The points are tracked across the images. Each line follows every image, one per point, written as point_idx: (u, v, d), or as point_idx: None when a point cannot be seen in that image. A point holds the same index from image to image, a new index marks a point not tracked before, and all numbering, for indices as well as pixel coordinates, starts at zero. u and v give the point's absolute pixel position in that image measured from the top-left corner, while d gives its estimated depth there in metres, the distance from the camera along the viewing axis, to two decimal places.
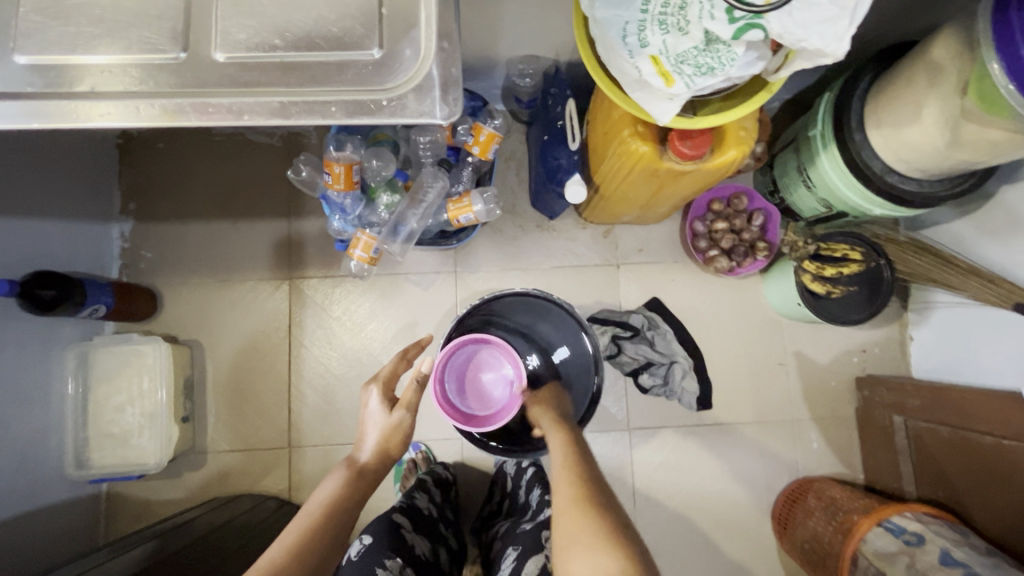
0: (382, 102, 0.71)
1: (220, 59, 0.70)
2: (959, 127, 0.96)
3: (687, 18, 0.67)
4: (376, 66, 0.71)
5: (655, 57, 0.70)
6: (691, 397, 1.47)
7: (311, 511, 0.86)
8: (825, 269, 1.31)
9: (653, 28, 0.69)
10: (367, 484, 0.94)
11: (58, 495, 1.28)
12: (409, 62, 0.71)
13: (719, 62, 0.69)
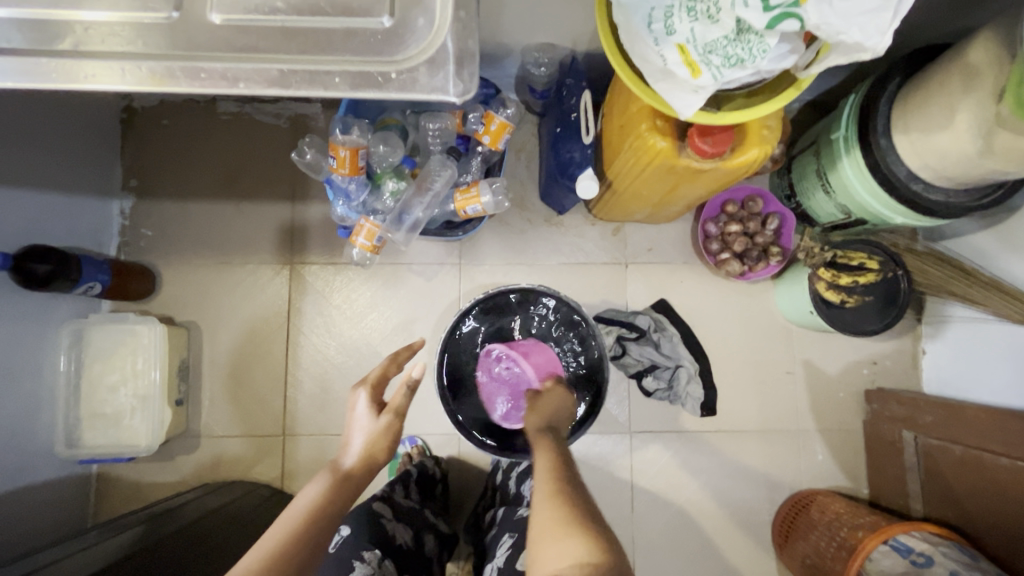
0: (391, 76, 0.67)
1: (214, 19, 0.67)
2: (992, 135, 0.92)
3: (718, 5, 0.63)
4: (386, 37, 0.68)
5: (682, 46, 0.66)
6: (696, 403, 1.41)
7: (288, 520, 0.82)
8: (840, 277, 1.28)
9: (681, 14, 0.65)
10: (352, 489, 0.89)
11: (47, 474, 1.25)
12: (422, 33, 0.68)
13: (750, 54, 0.64)
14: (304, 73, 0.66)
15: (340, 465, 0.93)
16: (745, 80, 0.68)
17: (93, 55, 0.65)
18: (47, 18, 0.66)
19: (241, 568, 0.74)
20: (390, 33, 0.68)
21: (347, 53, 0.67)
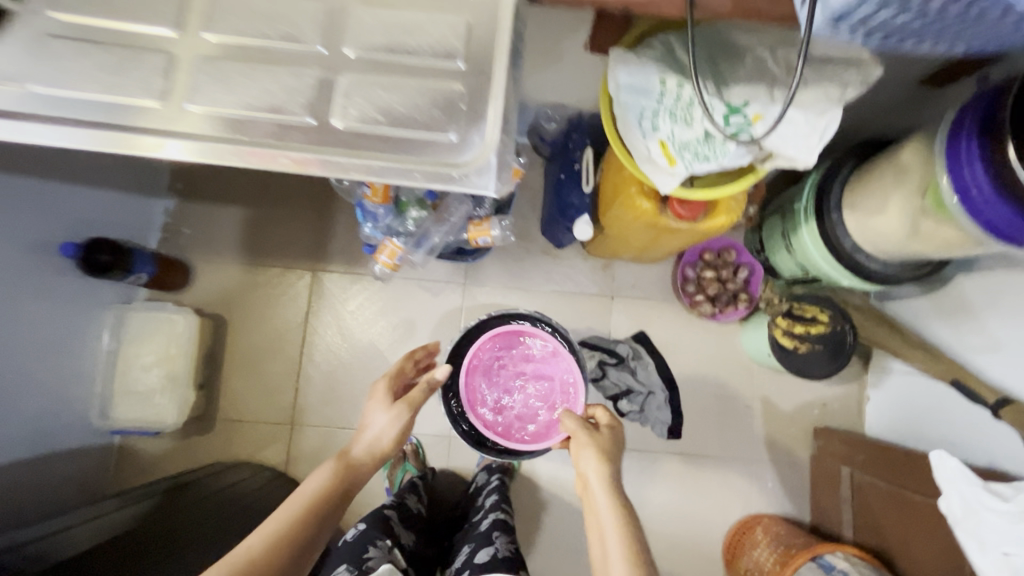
0: (453, 177, 0.74)
1: (338, 125, 0.73)
2: (918, 222, 1.11)
3: (692, 114, 0.83)
4: (448, 147, 0.74)
5: (663, 140, 0.86)
6: (663, 426, 1.60)
7: (303, 499, 0.98)
8: (795, 326, 1.46)
9: (664, 118, 0.86)
10: (357, 475, 1.06)
11: (79, 441, 1.40)
12: (477, 145, 0.74)
13: (713, 153, 0.84)
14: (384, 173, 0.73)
15: (350, 451, 1.08)
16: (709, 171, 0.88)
17: (188, 130, 0.71)
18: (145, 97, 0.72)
19: (262, 536, 0.90)
20: (453, 146, 0.74)
21: (412, 159, 0.73)
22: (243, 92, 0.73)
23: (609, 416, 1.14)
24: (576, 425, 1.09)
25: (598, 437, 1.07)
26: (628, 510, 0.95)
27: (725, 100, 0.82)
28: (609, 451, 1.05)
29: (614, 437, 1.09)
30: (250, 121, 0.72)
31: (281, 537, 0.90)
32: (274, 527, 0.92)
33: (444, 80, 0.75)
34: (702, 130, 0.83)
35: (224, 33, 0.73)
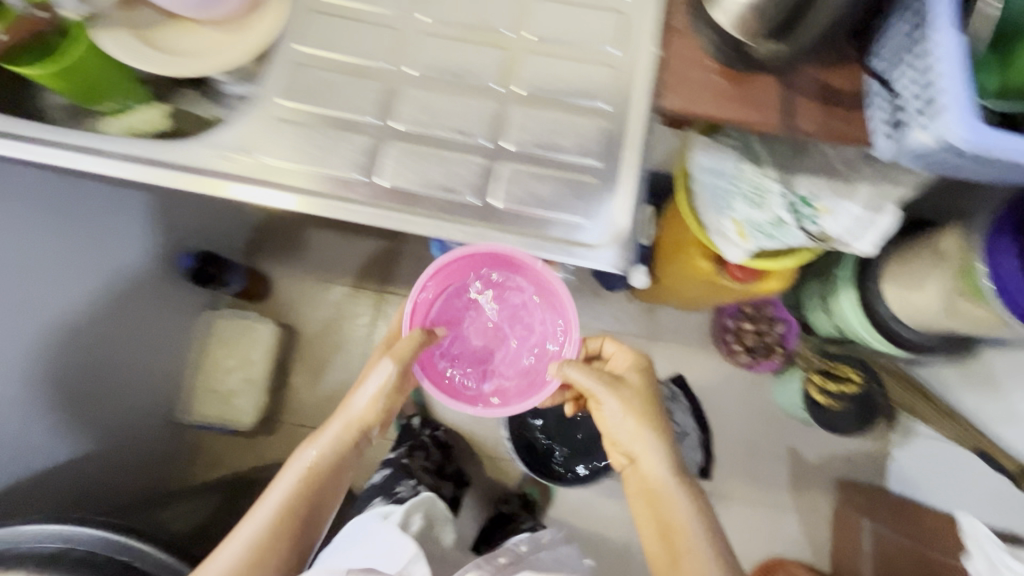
0: (586, 252, 0.85)
1: (475, 200, 0.87)
2: (952, 300, 1.20)
3: (765, 200, 0.96)
4: (581, 226, 0.86)
5: (736, 219, 0.99)
6: (694, 465, 1.69)
7: (279, 493, 0.94)
8: (829, 384, 1.55)
9: (738, 199, 0.98)
10: (344, 450, 0.99)
11: (163, 432, 1.53)
12: (607, 225, 0.86)
13: (780, 235, 0.96)
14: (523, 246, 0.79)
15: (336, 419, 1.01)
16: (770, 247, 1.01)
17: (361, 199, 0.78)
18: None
19: (240, 543, 0.89)
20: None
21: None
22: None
23: (634, 359, 1.09)
24: (606, 379, 1.03)
25: (622, 398, 1.02)
26: (686, 478, 0.99)
27: (795, 192, 0.94)
28: (643, 413, 1.02)
29: (643, 393, 1.05)
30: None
31: (259, 541, 0.89)
32: (251, 526, 0.90)
33: None
34: (773, 215, 0.95)
35: None
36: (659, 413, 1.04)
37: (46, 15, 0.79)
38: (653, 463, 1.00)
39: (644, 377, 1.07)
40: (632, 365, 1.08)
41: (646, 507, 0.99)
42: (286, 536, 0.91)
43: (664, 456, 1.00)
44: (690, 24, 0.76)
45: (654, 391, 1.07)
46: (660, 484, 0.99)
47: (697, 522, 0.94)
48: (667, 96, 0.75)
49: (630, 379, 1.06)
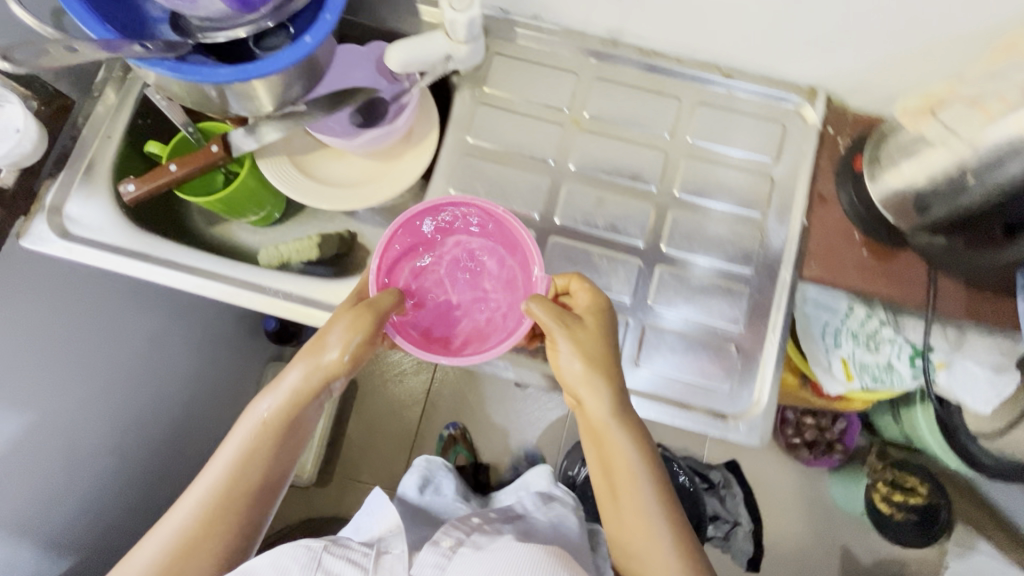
0: (731, 424, 0.70)
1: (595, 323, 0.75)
2: None
3: (878, 345, 0.94)
4: (725, 394, 0.70)
5: (844, 357, 0.97)
6: (745, 557, 1.64)
7: (239, 446, 0.63)
8: (894, 494, 1.58)
9: (846, 339, 0.96)
10: (303, 407, 0.64)
11: None
12: (751, 395, 0.70)
13: (891, 380, 0.95)
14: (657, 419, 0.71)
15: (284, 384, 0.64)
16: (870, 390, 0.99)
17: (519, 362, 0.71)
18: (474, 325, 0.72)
19: (183, 514, 0.61)
20: (726, 398, 0.70)
21: (683, 410, 0.70)
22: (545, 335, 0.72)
23: (596, 290, 0.68)
24: (558, 322, 0.65)
25: (589, 321, 0.66)
26: (634, 415, 0.66)
27: (911, 342, 0.92)
28: (599, 352, 0.65)
29: (602, 321, 0.66)
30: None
31: (200, 521, 0.61)
32: (193, 502, 0.61)
33: (728, 340, 0.72)
34: (886, 361, 0.94)
35: None
36: (610, 338, 0.67)
37: (245, 144, 0.72)
38: (592, 401, 0.65)
39: (601, 316, 0.66)
40: (585, 300, 0.67)
41: (598, 438, 0.67)
42: (252, 486, 0.63)
43: (621, 412, 0.65)
44: (843, 196, 0.75)
45: (605, 311, 0.67)
46: (613, 433, 0.65)
47: (650, 494, 0.65)
48: (810, 266, 0.74)
49: (587, 323, 0.66)
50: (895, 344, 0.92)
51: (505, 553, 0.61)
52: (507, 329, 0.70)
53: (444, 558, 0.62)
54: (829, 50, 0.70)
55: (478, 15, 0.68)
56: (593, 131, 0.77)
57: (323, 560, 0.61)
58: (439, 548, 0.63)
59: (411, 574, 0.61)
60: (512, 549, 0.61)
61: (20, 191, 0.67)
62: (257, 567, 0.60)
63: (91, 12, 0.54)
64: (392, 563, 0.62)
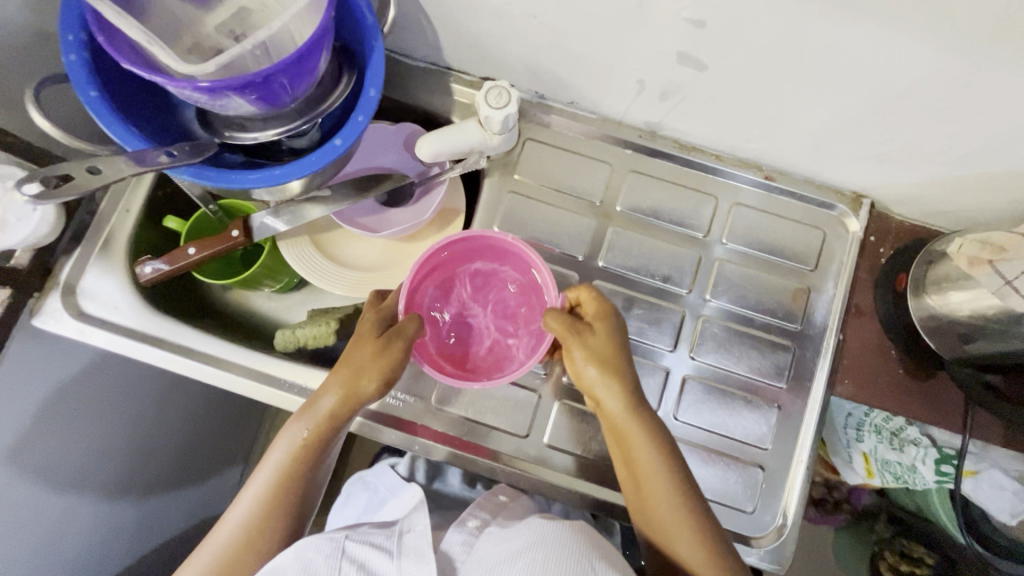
0: (745, 551, 0.68)
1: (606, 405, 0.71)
2: None
3: (903, 445, 0.91)
4: (742, 519, 0.69)
5: (865, 453, 0.94)
6: None
7: (271, 470, 0.61)
8: None
9: (871, 434, 0.93)
10: (336, 429, 0.62)
11: None
12: (768, 522, 0.69)
13: (913, 482, 0.92)
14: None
15: (317, 406, 0.61)
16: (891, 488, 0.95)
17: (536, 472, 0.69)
18: (491, 427, 0.71)
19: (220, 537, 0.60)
20: (750, 521, 0.69)
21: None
22: (563, 442, 0.70)
23: (604, 297, 0.66)
24: (565, 328, 0.63)
25: (599, 325, 0.64)
26: (648, 408, 0.61)
27: (939, 447, 0.88)
28: (611, 353, 0.62)
29: (612, 324, 0.64)
30: (580, 467, 0.70)
31: (236, 547, 0.59)
32: (231, 525, 0.60)
33: (756, 458, 0.70)
34: (909, 463, 0.90)
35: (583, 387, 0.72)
36: (623, 341, 0.64)
37: (267, 227, 0.69)
38: (607, 400, 0.61)
39: (611, 320, 0.64)
40: (592, 304, 0.65)
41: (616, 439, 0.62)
42: (286, 509, 0.61)
43: (638, 414, 0.61)
44: (881, 311, 0.72)
45: (616, 315, 0.65)
46: (633, 432, 0.60)
47: (678, 501, 0.59)
48: (841, 382, 0.72)
49: (596, 327, 0.64)
50: (921, 446, 0.89)
51: (529, 533, 0.56)
52: (526, 350, 0.69)
53: (471, 537, 0.58)
54: (878, 165, 0.67)
55: (514, 112, 0.65)
56: (625, 226, 0.74)
57: (346, 549, 0.56)
58: (465, 527, 0.60)
59: (438, 553, 0.57)
60: (537, 529, 0.56)
61: (34, 269, 0.65)
62: (282, 561, 0.56)
63: (116, 115, 0.52)
64: (412, 540, 0.56)
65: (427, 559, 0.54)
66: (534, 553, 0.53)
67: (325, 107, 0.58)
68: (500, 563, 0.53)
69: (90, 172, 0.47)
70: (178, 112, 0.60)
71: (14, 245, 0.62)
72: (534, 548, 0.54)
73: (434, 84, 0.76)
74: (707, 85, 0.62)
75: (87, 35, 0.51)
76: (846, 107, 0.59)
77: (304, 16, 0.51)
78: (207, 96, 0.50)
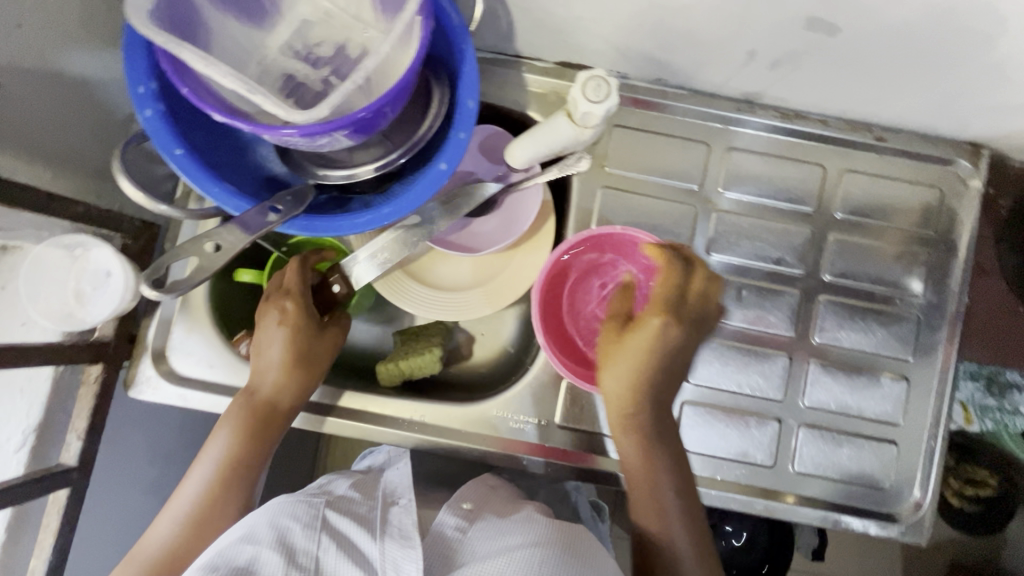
0: (882, 530, 0.68)
1: (695, 385, 0.68)
2: None
3: (1005, 394, 0.88)
4: (876, 499, 0.68)
5: (964, 403, 0.90)
6: None
7: (218, 457, 0.58)
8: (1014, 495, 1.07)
9: (968, 381, 0.89)
10: (301, 380, 0.61)
11: None
12: (901, 498, 0.68)
13: (1010, 424, 0.90)
14: (817, 524, 0.67)
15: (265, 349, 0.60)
16: (979, 431, 0.93)
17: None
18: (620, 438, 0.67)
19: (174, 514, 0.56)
20: (886, 496, 0.68)
21: (846, 512, 0.67)
22: (694, 444, 0.68)
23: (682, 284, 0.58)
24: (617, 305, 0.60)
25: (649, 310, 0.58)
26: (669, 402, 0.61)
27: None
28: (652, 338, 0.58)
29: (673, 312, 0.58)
30: (713, 466, 0.67)
31: (201, 511, 0.56)
32: (186, 498, 0.56)
33: (888, 435, 0.68)
34: (1010, 407, 0.88)
35: (708, 386, 0.68)
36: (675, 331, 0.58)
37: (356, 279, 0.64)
38: (617, 387, 0.60)
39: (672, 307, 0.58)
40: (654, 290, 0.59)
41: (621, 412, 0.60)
42: (244, 475, 0.58)
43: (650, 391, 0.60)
44: (1007, 267, 0.69)
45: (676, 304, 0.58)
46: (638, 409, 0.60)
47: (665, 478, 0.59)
48: (969, 346, 0.69)
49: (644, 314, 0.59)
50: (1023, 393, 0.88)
51: (527, 525, 0.53)
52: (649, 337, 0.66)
53: (464, 522, 0.54)
54: (1010, 114, 0.61)
55: (615, 105, 0.57)
56: (730, 210, 0.69)
57: (327, 518, 0.51)
58: (458, 511, 0.56)
59: (430, 535, 0.53)
60: (535, 523, 0.53)
61: (120, 338, 0.61)
62: (254, 524, 0.50)
63: (207, 171, 0.47)
64: (399, 518, 0.52)
65: (415, 542, 0.49)
66: (534, 544, 0.49)
67: (420, 131, 0.52)
68: (499, 549, 0.49)
69: (215, 248, 0.47)
70: (252, 149, 0.54)
71: (102, 318, 0.58)
72: (533, 535, 0.50)
73: (508, 77, 0.69)
74: (832, 48, 0.55)
75: (158, 82, 0.45)
76: (1000, 58, 0.52)
77: (401, 37, 0.45)
78: (307, 140, 0.45)
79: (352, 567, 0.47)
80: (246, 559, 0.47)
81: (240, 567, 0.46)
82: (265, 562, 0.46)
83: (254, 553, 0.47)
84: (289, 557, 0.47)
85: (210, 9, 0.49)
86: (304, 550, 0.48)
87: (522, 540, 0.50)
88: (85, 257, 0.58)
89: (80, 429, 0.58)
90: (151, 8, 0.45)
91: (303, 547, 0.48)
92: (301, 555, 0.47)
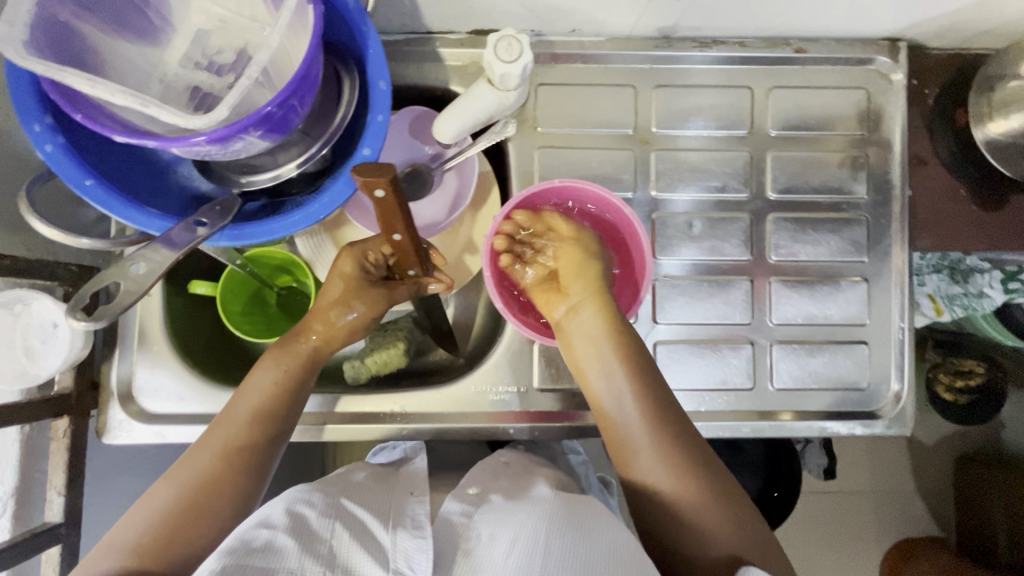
0: (870, 427, 0.69)
1: (663, 322, 0.69)
2: None
3: (969, 278, 0.84)
4: (861, 399, 0.70)
5: (932, 296, 0.86)
6: None
7: (228, 425, 0.55)
8: (997, 379, 1.08)
9: (932, 273, 0.85)
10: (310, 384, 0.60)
11: None
12: (885, 395, 0.70)
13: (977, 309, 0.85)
14: (807, 435, 0.69)
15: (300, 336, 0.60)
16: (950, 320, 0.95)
17: None
18: None
19: (135, 526, 0.49)
20: (867, 396, 0.70)
21: (833, 417, 0.69)
22: (677, 382, 0.68)
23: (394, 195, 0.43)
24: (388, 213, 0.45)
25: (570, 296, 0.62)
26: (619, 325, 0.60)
27: (1002, 267, 0.83)
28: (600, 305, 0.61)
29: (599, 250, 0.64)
30: (697, 399, 0.68)
31: (174, 515, 0.49)
32: (151, 513, 0.49)
33: (858, 336, 0.70)
34: (977, 290, 0.84)
35: (679, 323, 0.69)
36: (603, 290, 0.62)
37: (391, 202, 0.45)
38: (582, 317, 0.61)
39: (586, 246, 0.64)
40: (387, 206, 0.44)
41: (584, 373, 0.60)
42: (229, 488, 0.53)
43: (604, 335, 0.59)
44: (941, 152, 0.70)
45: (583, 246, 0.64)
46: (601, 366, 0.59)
47: (680, 444, 0.55)
48: (921, 237, 0.70)
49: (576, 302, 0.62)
50: (987, 273, 0.83)
51: (531, 504, 0.52)
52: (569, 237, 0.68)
53: (470, 506, 0.53)
54: (914, 6, 0.62)
55: (530, 62, 0.56)
56: (665, 146, 0.70)
57: (341, 506, 0.52)
58: (465, 496, 0.55)
59: (437, 521, 0.51)
60: (539, 501, 0.52)
61: (81, 388, 0.60)
62: (268, 514, 0.50)
63: (124, 199, 0.47)
64: (413, 509, 0.53)
65: (426, 531, 0.50)
66: (539, 515, 0.50)
67: (337, 120, 0.51)
68: (509, 523, 0.49)
69: (135, 269, 0.46)
70: (173, 170, 0.53)
71: (56, 368, 0.57)
72: (541, 507, 0.51)
73: (425, 56, 0.68)
74: None
75: (53, 116, 0.44)
76: None
77: (291, 24, 0.44)
78: (219, 146, 0.44)
79: (364, 554, 0.48)
80: (262, 541, 0.47)
81: (257, 549, 0.46)
82: (281, 547, 0.46)
83: (271, 536, 0.47)
84: (305, 542, 0.47)
85: (95, 35, 0.47)
86: (318, 536, 0.48)
87: (532, 514, 0.50)
88: (27, 312, 0.57)
89: (59, 485, 0.57)
90: (27, 39, 0.42)
91: (318, 532, 0.49)
92: (318, 542, 0.48)
